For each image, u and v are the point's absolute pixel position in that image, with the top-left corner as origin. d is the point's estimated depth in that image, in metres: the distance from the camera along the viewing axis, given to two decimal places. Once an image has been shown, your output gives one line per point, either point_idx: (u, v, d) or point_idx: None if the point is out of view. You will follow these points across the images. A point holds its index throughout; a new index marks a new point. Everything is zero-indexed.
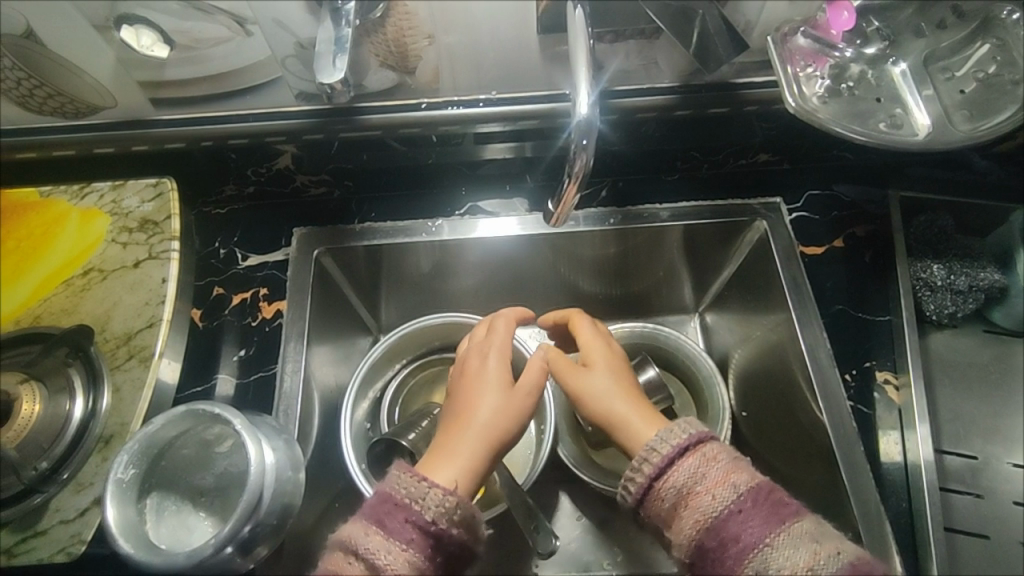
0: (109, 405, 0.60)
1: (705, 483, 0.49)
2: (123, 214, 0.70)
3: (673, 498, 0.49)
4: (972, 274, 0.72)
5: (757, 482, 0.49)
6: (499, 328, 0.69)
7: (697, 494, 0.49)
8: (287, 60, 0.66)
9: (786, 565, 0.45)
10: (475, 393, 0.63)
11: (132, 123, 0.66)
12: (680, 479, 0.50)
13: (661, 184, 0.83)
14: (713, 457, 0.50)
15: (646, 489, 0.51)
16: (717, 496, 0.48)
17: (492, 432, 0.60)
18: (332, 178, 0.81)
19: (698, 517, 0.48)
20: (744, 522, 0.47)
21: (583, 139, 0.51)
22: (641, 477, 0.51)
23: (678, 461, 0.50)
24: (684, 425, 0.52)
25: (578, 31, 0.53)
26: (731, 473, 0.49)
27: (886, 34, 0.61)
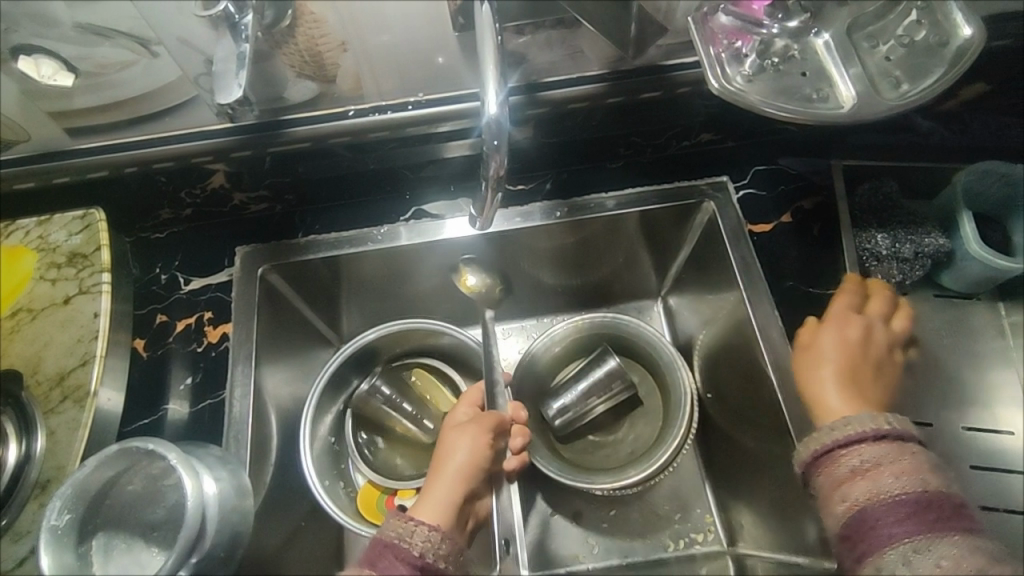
0: (43, 448, 0.59)
1: (885, 468, 0.49)
2: (50, 249, 0.68)
3: (842, 472, 0.51)
4: (918, 240, 0.71)
5: (928, 487, 0.48)
6: (468, 392, 0.78)
7: (858, 474, 0.50)
8: (200, 78, 0.63)
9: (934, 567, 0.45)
10: (448, 445, 0.69)
11: (47, 155, 0.64)
12: (853, 460, 0.51)
13: (604, 172, 0.82)
14: (889, 453, 0.50)
15: (827, 452, 0.52)
16: (891, 485, 0.48)
17: (464, 468, 0.66)
18: (272, 194, 0.78)
19: (873, 490, 0.49)
20: (892, 516, 0.47)
21: (494, 140, 0.50)
22: (823, 440, 0.53)
23: (872, 443, 0.51)
24: (888, 417, 0.52)
25: (485, 27, 0.51)
26: (920, 474, 0.49)
27: (807, 7, 0.60)
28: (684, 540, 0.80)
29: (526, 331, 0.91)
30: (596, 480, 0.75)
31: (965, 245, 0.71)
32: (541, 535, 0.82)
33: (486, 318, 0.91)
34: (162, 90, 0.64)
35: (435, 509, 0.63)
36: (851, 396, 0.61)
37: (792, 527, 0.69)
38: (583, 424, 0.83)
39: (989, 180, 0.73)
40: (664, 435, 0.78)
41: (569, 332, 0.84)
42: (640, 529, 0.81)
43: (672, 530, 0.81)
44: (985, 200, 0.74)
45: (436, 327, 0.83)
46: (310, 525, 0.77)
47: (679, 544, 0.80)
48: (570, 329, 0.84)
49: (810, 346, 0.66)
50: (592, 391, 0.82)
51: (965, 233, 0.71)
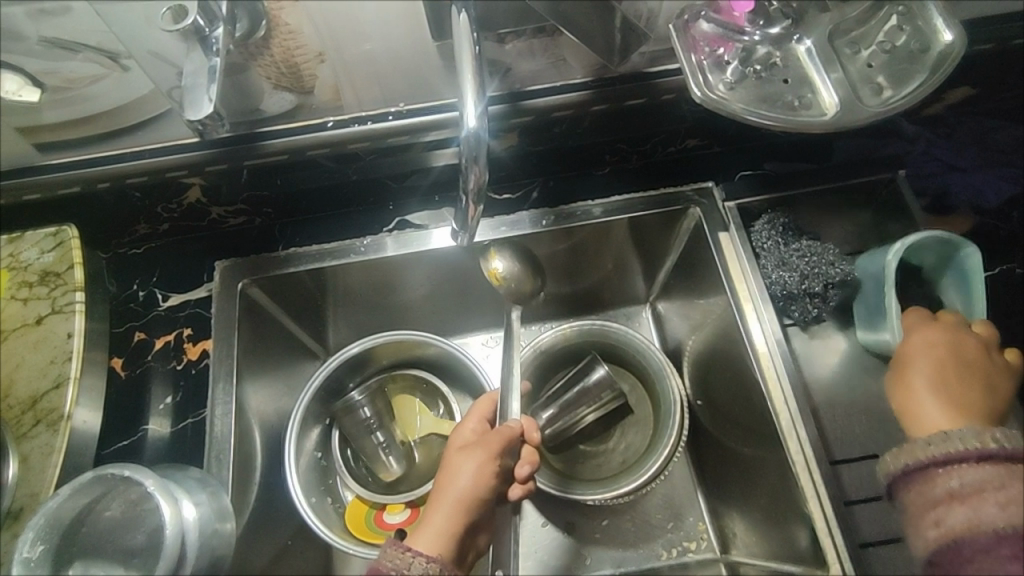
0: (15, 475, 0.57)
1: (995, 492, 0.45)
2: (21, 268, 0.66)
3: (937, 494, 0.47)
4: (823, 271, 0.69)
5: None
6: (479, 400, 0.73)
7: (944, 495, 0.47)
8: (173, 91, 0.59)
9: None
10: (453, 465, 0.66)
11: (17, 171, 0.62)
12: (950, 483, 0.47)
13: (590, 180, 0.81)
14: (988, 481, 0.46)
15: (925, 468, 0.48)
16: (998, 509, 0.45)
17: (465, 496, 0.63)
18: (251, 207, 0.76)
19: (973, 518, 0.45)
20: (996, 553, 0.44)
21: (474, 152, 0.49)
22: (916, 455, 0.49)
23: (977, 464, 0.47)
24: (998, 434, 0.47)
25: (463, 38, 0.50)
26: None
27: (789, 13, 0.60)
28: (677, 548, 0.80)
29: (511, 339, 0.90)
30: (589, 492, 0.74)
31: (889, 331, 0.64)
32: (532, 546, 0.81)
33: (474, 327, 0.90)
34: (133, 103, 0.62)
35: (432, 539, 0.60)
36: (962, 400, 0.55)
37: (782, 534, 0.69)
38: (573, 433, 0.82)
39: (934, 244, 0.64)
40: (655, 444, 0.77)
41: (557, 341, 0.83)
42: (630, 538, 0.80)
43: (664, 538, 0.80)
44: (916, 256, 0.66)
45: (422, 337, 0.82)
46: (296, 543, 0.76)
47: (671, 552, 0.79)
48: (558, 338, 0.83)
49: (911, 351, 0.60)
50: (581, 399, 0.81)
51: (889, 315, 0.64)
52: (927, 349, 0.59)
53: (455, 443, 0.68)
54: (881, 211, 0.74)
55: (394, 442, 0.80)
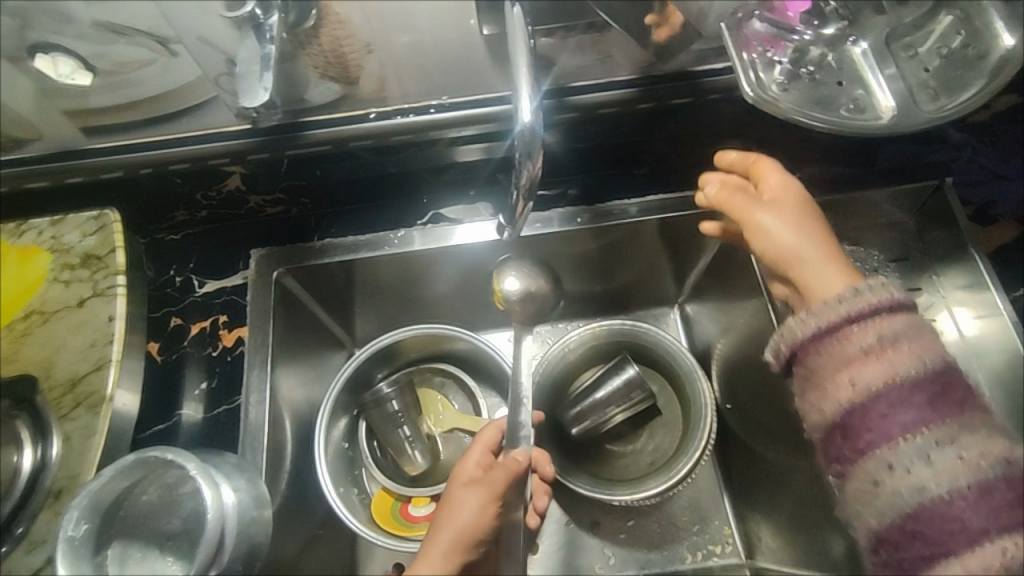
0: (58, 455, 0.58)
1: (895, 349, 0.47)
2: (63, 250, 0.67)
3: (851, 353, 0.47)
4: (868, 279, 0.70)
5: (932, 375, 0.47)
6: (483, 430, 0.69)
7: (864, 358, 0.47)
8: (220, 78, 0.61)
9: (948, 445, 0.45)
10: (453, 502, 0.61)
11: (64, 153, 0.62)
12: (865, 340, 0.48)
13: (628, 178, 0.80)
14: (890, 325, 0.48)
15: (826, 333, 0.49)
16: (899, 366, 0.47)
17: (464, 538, 0.58)
18: (288, 197, 0.76)
19: (891, 372, 0.46)
20: (889, 410, 0.46)
21: (528, 145, 0.48)
22: (824, 321, 0.49)
23: (875, 317, 0.48)
24: (875, 289, 0.49)
25: (518, 30, 0.50)
26: (931, 350, 0.47)
27: (845, 14, 0.59)
28: (702, 551, 0.79)
29: (540, 336, 0.90)
30: (618, 493, 0.74)
31: None
32: (556, 544, 0.81)
33: (503, 323, 0.90)
34: (182, 90, 0.63)
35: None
36: (794, 234, 0.56)
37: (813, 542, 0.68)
38: (601, 433, 0.82)
39: None
40: (685, 446, 0.77)
41: (586, 339, 0.83)
42: (656, 540, 0.80)
43: (690, 541, 0.79)
44: None
45: (452, 331, 0.81)
46: (324, 532, 0.76)
47: (696, 555, 0.79)
48: (588, 336, 0.82)
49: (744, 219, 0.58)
50: (610, 399, 0.81)
51: None
52: (789, 188, 0.58)
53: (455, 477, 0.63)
54: (925, 218, 0.73)
55: (417, 437, 0.79)
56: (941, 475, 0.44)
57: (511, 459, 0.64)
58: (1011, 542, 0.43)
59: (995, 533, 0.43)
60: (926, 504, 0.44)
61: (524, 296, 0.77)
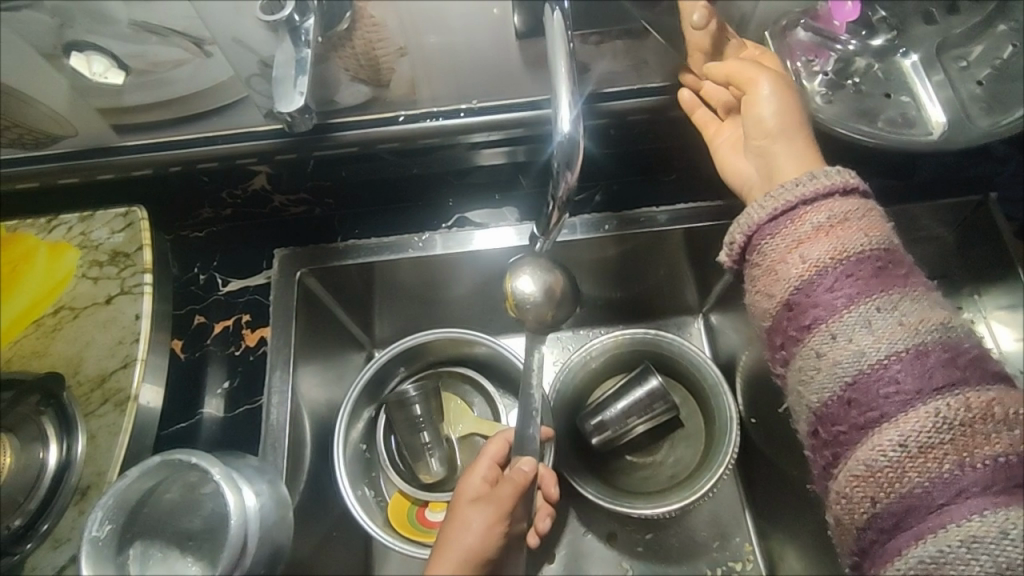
0: (84, 453, 0.58)
1: (836, 228, 0.44)
2: (92, 247, 0.67)
3: (804, 232, 0.45)
4: None
5: (874, 253, 0.44)
6: (490, 444, 0.68)
7: (817, 231, 0.45)
8: (253, 79, 0.62)
9: (888, 320, 0.42)
10: (461, 516, 0.60)
11: (96, 150, 0.63)
12: (817, 217, 0.45)
13: (657, 185, 0.78)
14: (844, 211, 0.45)
15: (774, 219, 0.46)
16: (840, 247, 0.44)
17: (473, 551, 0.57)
18: (313, 197, 0.76)
19: (838, 247, 0.44)
20: (832, 286, 0.43)
21: (566, 155, 0.48)
22: (781, 200, 0.47)
23: (823, 199, 0.46)
24: (829, 173, 0.47)
25: (558, 37, 0.49)
26: (875, 230, 0.45)
27: (893, 24, 0.57)
28: (721, 568, 0.78)
29: (561, 342, 0.89)
30: (638, 506, 0.72)
31: None
32: (573, 554, 0.80)
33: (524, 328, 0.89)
34: (213, 90, 0.62)
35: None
36: (786, 111, 0.51)
37: None
38: (621, 443, 0.80)
39: None
40: (708, 460, 0.75)
41: (608, 347, 0.81)
42: (674, 553, 0.78)
43: (710, 556, 0.78)
44: None
45: (473, 336, 0.80)
46: (340, 534, 0.76)
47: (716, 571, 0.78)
48: (611, 344, 0.81)
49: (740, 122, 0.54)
50: (632, 409, 0.79)
51: None
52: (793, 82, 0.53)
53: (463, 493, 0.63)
54: (967, 235, 0.71)
55: (437, 441, 0.78)
56: (878, 337, 0.41)
57: (518, 474, 0.62)
58: (956, 403, 0.39)
59: (930, 396, 0.39)
60: (862, 376, 0.41)
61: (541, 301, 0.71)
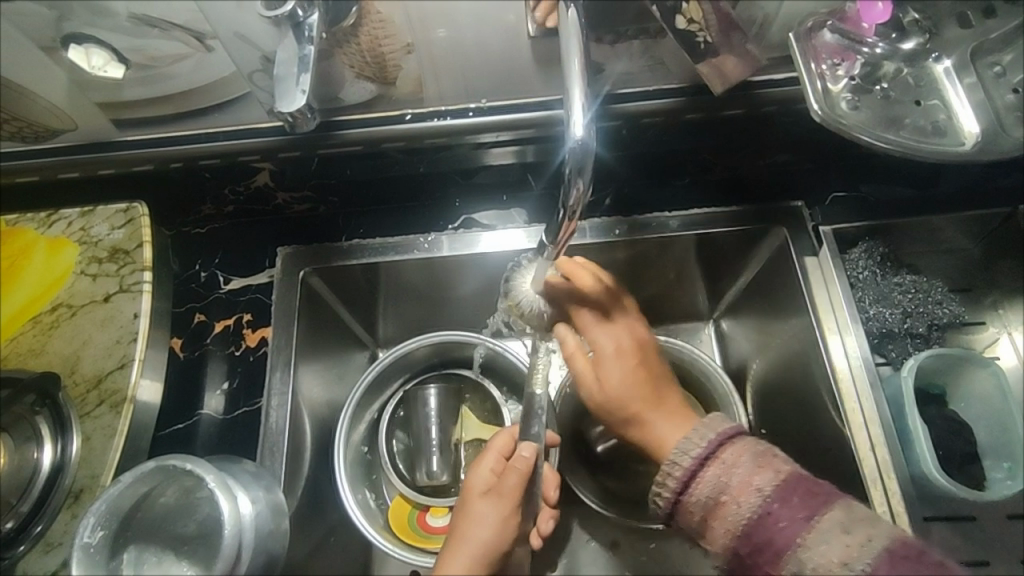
0: (78, 454, 0.57)
1: (730, 492, 0.48)
2: (92, 243, 0.66)
3: (707, 498, 0.49)
4: (930, 311, 0.66)
5: (785, 477, 0.48)
6: (496, 434, 0.64)
7: (723, 502, 0.48)
8: (255, 74, 0.60)
9: (820, 558, 0.44)
10: (472, 512, 0.58)
11: (98, 146, 0.63)
12: (703, 495, 0.50)
13: (670, 189, 0.75)
14: (732, 463, 0.49)
15: (675, 503, 0.51)
16: (743, 504, 0.48)
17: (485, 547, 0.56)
18: (317, 195, 0.74)
19: (728, 521, 0.48)
20: (775, 524, 0.46)
21: (578, 161, 0.46)
22: (670, 490, 0.52)
23: (701, 471, 0.50)
24: (705, 431, 0.52)
25: (571, 35, 0.47)
26: (756, 474, 0.48)
27: (926, 27, 0.54)
28: None
29: None
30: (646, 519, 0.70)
31: (921, 465, 0.58)
32: None
33: None
34: (213, 86, 0.60)
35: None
36: (628, 377, 0.60)
37: None
38: (626, 452, 0.77)
39: (946, 360, 0.62)
40: None
41: None
42: None
43: None
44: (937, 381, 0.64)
45: (479, 339, 0.78)
46: (337, 539, 0.75)
47: None
48: None
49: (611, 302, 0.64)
50: None
51: (916, 438, 0.59)
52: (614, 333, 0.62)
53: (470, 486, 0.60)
54: (993, 246, 0.69)
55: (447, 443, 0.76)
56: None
57: (518, 459, 0.59)
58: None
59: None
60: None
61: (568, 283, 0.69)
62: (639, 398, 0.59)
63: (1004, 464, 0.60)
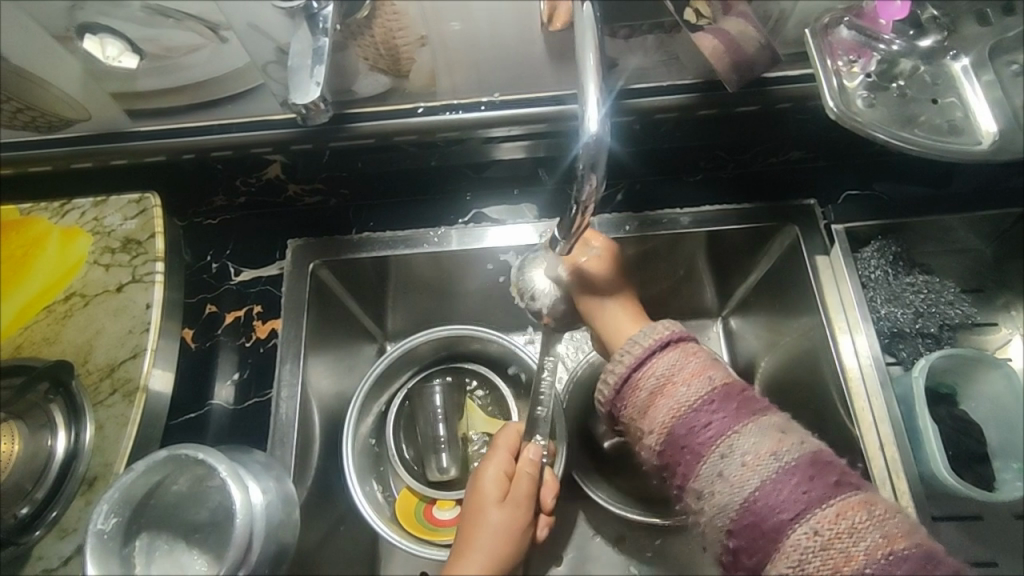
0: (91, 442, 0.58)
1: (678, 377, 0.48)
2: (105, 233, 0.66)
3: (650, 390, 0.48)
4: (942, 311, 0.66)
5: (731, 379, 0.48)
6: (502, 433, 0.65)
7: (673, 383, 0.48)
8: (269, 66, 0.60)
9: (749, 451, 0.44)
10: (484, 513, 0.59)
11: (108, 136, 0.62)
12: (652, 379, 0.48)
13: (681, 186, 0.75)
14: (691, 352, 0.49)
15: (622, 384, 0.50)
16: (686, 391, 0.47)
17: (500, 549, 0.58)
18: (327, 187, 0.74)
19: (674, 406, 0.47)
20: (711, 419, 0.46)
21: (593, 156, 0.46)
22: (620, 369, 0.50)
23: (660, 353, 0.49)
24: (667, 323, 0.52)
25: (587, 29, 0.47)
26: (708, 368, 0.48)
27: (944, 24, 0.54)
28: None
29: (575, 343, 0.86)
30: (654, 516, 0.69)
31: (932, 466, 0.58)
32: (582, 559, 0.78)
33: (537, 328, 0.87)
34: (226, 77, 0.60)
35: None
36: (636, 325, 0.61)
37: None
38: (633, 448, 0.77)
39: (957, 361, 0.62)
40: None
41: None
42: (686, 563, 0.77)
43: None
44: (950, 382, 0.64)
45: (487, 334, 0.77)
46: (345, 530, 0.75)
47: None
48: None
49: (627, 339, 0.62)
50: None
51: (927, 438, 0.59)
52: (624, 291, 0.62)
53: (480, 487, 0.61)
54: (1003, 247, 0.69)
55: (454, 440, 0.76)
56: (751, 470, 0.44)
57: (523, 465, 0.62)
58: (841, 509, 0.41)
59: (818, 505, 0.42)
60: (756, 496, 0.43)
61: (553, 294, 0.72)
62: (640, 333, 0.60)
63: (1015, 464, 0.60)
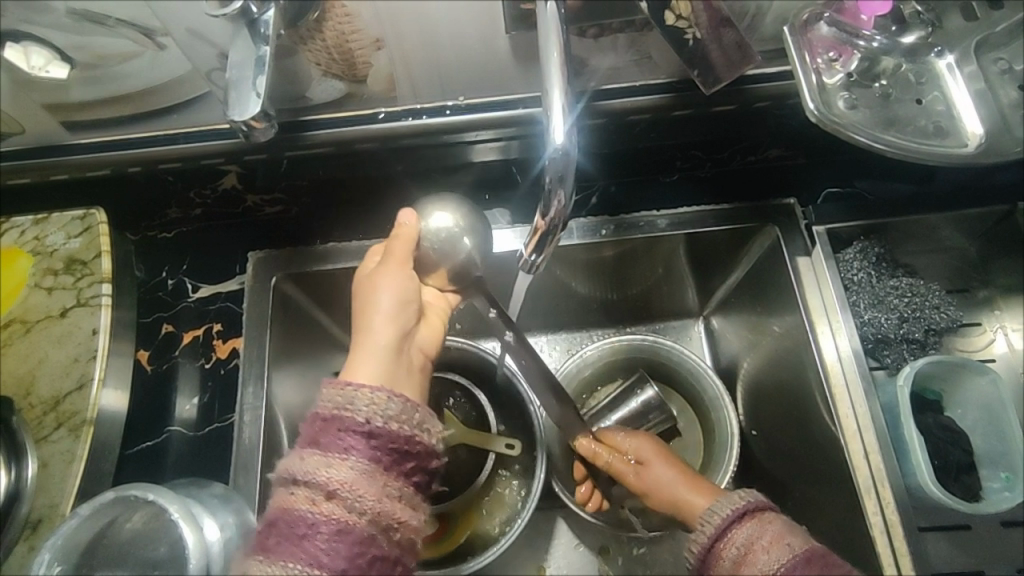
0: (34, 482, 0.55)
1: (763, 543, 0.45)
2: (46, 254, 0.62)
3: (736, 563, 0.45)
4: (927, 315, 0.64)
5: (810, 548, 0.44)
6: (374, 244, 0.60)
7: (755, 552, 0.44)
8: (213, 73, 0.56)
9: None
10: (369, 285, 0.53)
11: (42, 150, 0.58)
12: (732, 552, 0.46)
13: (657, 187, 0.72)
14: (767, 522, 0.46)
15: (704, 555, 0.47)
16: (774, 558, 0.44)
17: (389, 281, 0.53)
18: (288, 198, 0.71)
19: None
20: None
21: (560, 173, 0.44)
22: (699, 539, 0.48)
23: (738, 523, 0.47)
24: (742, 491, 0.49)
25: (551, 31, 0.44)
26: (787, 536, 0.45)
27: (928, 19, 0.51)
28: None
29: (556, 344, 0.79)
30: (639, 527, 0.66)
31: (919, 480, 0.57)
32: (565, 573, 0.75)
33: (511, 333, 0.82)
34: (166, 85, 0.56)
35: (378, 372, 0.49)
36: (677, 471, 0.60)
37: None
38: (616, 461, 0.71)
39: (944, 367, 0.61)
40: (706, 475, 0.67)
41: (604, 354, 0.72)
42: None
43: None
44: (935, 389, 0.63)
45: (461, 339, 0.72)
46: None
47: None
48: (607, 349, 0.72)
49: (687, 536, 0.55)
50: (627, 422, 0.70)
51: (913, 448, 0.58)
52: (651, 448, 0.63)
53: (359, 279, 0.55)
54: (989, 245, 0.67)
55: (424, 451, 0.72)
56: None
57: (399, 229, 0.55)
58: None
59: None
60: None
61: (448, 246, 0.56)
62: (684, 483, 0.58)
63: (1002, 474, 0.59)
